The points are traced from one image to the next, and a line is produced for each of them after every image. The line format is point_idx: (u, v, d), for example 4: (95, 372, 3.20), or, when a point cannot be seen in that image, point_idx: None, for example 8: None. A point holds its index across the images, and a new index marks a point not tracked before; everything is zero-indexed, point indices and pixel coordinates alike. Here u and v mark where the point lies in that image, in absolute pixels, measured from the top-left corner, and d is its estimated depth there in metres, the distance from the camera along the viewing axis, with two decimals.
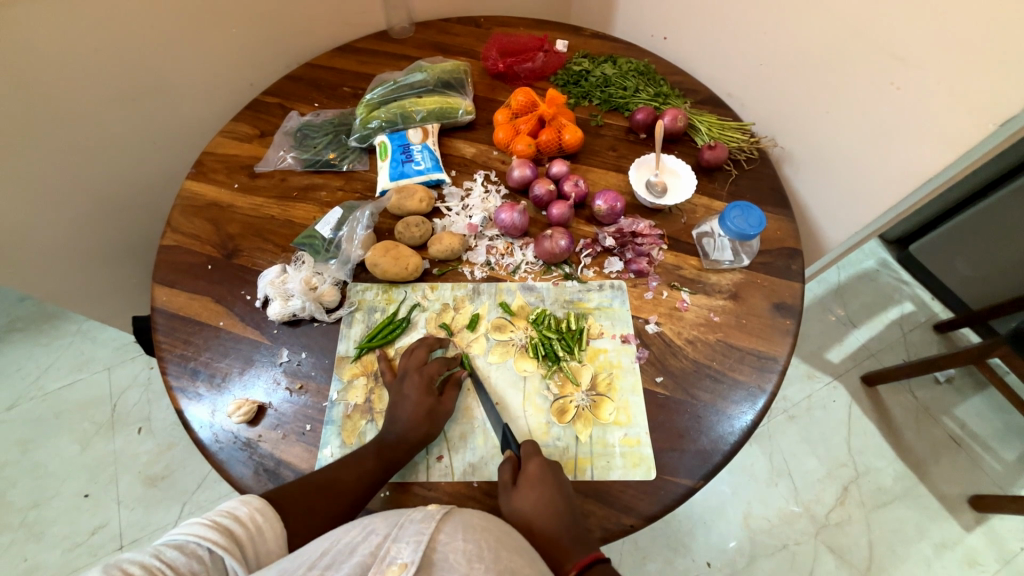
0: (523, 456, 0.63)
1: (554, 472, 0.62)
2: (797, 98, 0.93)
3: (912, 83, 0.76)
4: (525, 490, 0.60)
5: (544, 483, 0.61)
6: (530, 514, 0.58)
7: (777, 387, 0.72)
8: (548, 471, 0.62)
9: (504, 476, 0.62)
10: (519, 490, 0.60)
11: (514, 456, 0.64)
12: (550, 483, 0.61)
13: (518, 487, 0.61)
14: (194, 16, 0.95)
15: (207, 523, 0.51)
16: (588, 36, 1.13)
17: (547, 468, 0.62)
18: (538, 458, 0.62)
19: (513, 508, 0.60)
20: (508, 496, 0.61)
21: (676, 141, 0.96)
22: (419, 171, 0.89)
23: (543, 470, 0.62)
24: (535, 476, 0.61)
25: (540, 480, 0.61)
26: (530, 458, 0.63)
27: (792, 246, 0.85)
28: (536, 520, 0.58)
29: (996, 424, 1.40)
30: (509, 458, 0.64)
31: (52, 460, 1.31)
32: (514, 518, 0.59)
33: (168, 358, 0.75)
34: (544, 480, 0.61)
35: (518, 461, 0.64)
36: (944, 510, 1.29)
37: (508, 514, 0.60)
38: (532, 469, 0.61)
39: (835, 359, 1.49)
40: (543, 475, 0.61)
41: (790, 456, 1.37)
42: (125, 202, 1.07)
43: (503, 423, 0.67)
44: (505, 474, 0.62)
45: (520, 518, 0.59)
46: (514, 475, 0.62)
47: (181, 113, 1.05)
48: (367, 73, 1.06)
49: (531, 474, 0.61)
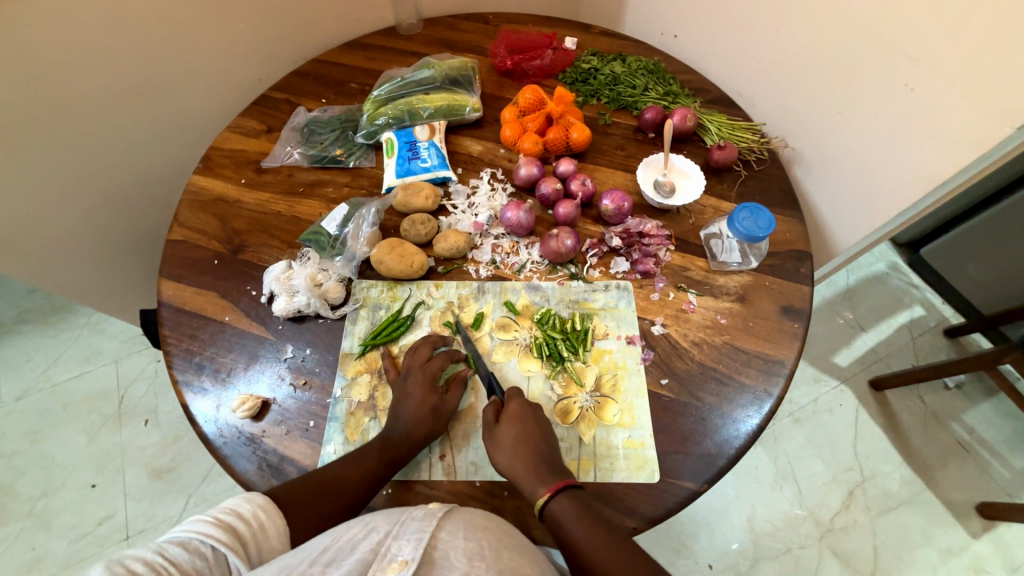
0: (505, 398, 0.67)
1: (535, 411, 0.66)
2: (809, 98, 0.91)
3: (926, 83, 0.74)
4: (507, 426, 0.64)
5: (524, 420, 0.65)
6: (511, 446, 0.62)
7: (783, 390, 0.72)
8: (529, 410, 0.66)
9: (487, 415, 0.66)
10: (501, 426, 0.64)
11: (498, 399, 0.68)
12: (530, 420, 0.65)
13: (500, 423, 0.65)
14: (202, 10, 0.95)
15: (209, 519, 0.51)
16: (597, 33, 1.12)
17: (528, 408, 0.66)
18: (519, 399, 0.67)
19: (494, 442, 0.63)
20: (490, 433, 0.64)
21: (684, 141, 0.95)
22: (425, 169, 0.89)
23: (524, 409, 0.66)
24: (516, 413, 0.65)
25: (520, 416, 0.65)
26: (511, 398, 0.67)
27: (802, 248, 0.83)
28: (516, 452, 0.62)
29: (1006, 431, 1.38)
30: (493, 400, 0.67)
31: (61, 450, 1.32)
32: (494, 449, 0.63)
33: (173, 352, 0.75)
34: (525, 417, 0.65)
35: (500, 403, 0.67)
36: (950, 517, 1.28)
37: (489, 448, 0.64)
38: (514, 406, 0.66)
39: (843, 363, 1.48)
40: (524, 413, 0.65)
41: (796, 461, 1.35)
42: (134, 196, 1.07)
43: (491, 377, 0.71)
44: (488, 412, 0.66)
45: (501, 449, 0.62)
46: (496, 414, 0.66)
47: (189, 108, 1.05)
48: (374, 70, 1.06)
49: (512, 411, 0.65)
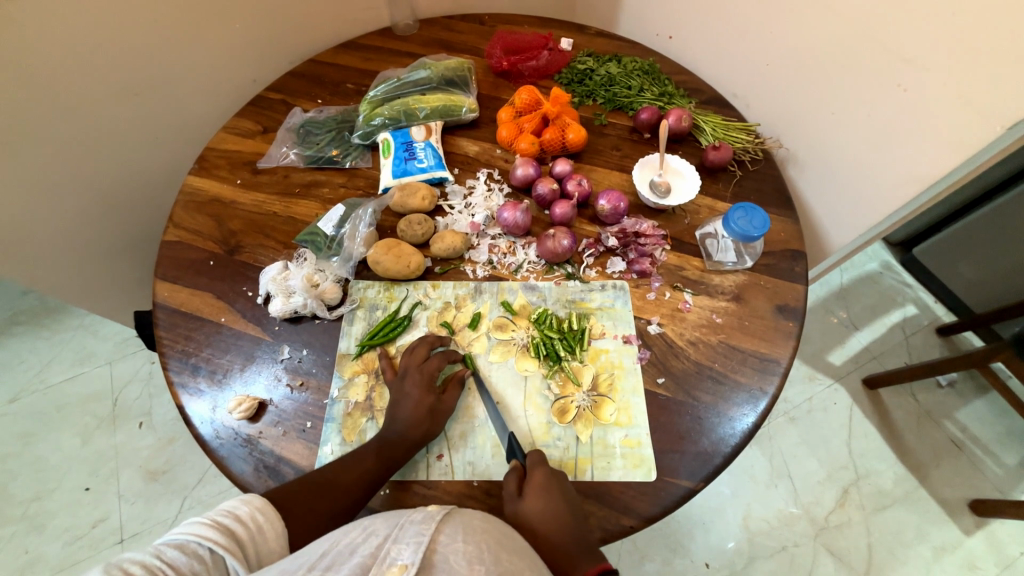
0: (528, 465, 0.63)
1: (560, 481, 0.62)
2: (802, 99, 0.92)
3: (918, 84, 0.75)
4: (531, 498, 0.60)
5: (550, 491, 0.60)
6: (538, 523, 0.57)
7: (778, 388, 0.72)
8: (554, 480, 0.62)
9: (509, 486, 0.61)
10: (526, 499, 0.60)
11: (520, 465, 0.63)
12: (556, 492, 0.61)
13: (524, 495, 0.60)
14: (198, 10, 0.95)
15: (207, 522, 0.51)
16: (592, 34, 1.12)
17: (553, 477, 0.62)
18: (543, 467, 0.62)
19: (518, 517, 0.59)
20: (514, 505, 0.60)
21: (679, 142, 0.95)
22: (421, 169, 0.89)
23: (549, 479, 0.61)
24: (541, 484, 0.61)
25: (546, 487, 0.61)
26: (535, 466, 0.63)
27: (796, 247, 0.84)
28: (543, 530, 0.57)
29: (998, 429, 1.39)
30: (515, 466, 0.63)
31: (54, 453, 1.31)
32: (519, 526, 0.58)
33: (168, 353, 0.75)
34: (551, 489, 0.61)
35: (523, 471, 0.63)
36: (944, 514, 1.29)
37: (514, 523, 0.59)
38: (538, 476, 0.61)
39: (837, 362, 1.49)
40: (549, 483, 0.61)
41: (791, 459, 1.36)
42: (127, 197, 1.07)
43: (512, 438, 0.66)
44: (511, 483, 0.61)
45: (526, 525, 0.58)
46: (519, 484, 0.62)
47: (184, 108, 1.05)
48: (370, 70, 1.06)
49: (537, 482, 0.61)
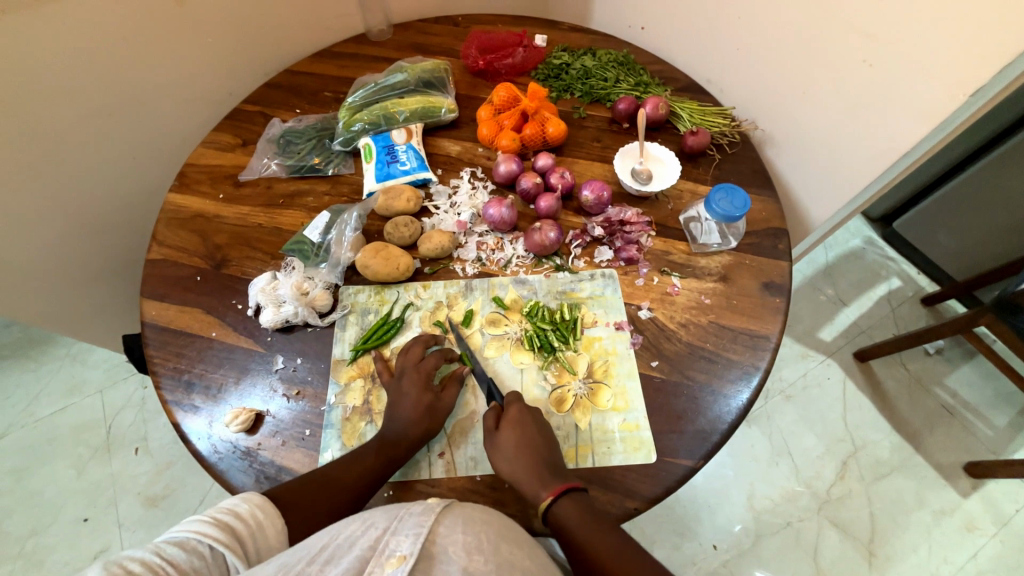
0: (505, 403, 0.67)
1: (534, 415, 0.66)
2: (775, 81, 0.94)
3: (883, 60, 0.77)
4: (507, 430, 0.63)
5: (524, 423, 0.64)
6: (513, 452, 0.61)
7: (770, 363, 0.74)
8: (528, 415, 0.65)
9: (487, 421, 0.65)
10: (501, 431, 0.63)
11: (497, 404, 0.67)
12: (530, 424, 0.64)
13: (500, 429, 0.64)
14: (169, 26, 0.94)
15: (207, 519, 0.51)
16: (566, 29, 1.13)
17: (527, 412, 0.65)
18: (519, 404, 0.66)
19: (495, 447, 0.63)
20: (491, 438, 0.64)
21: (658, 129, 0.97)
22: (405, 172, 0.89)
23: (524, 413, 0.65)
24: (515, 417, 0.64)
25: (520, 420, 0.64)
26: (512, 403, 0.66)
27: (778, 225, 0.86)
28: (517, 457, 0.61)
29: (987, 391, 1.43)
30: (492, 407, 0.66)
31: (49, 486, 1.29)
32: (496, 456, 0.62)
33: (161, 372, 0.74)
34: (525, 421, 0.64)
35: (500, 409, 0.67)
36: (941, 479, 1.32)
37: (490, 453, 0.63)
38: (514, 411, 0.65)
39: (828, 338, 1.52)
40: (524, 417, 0.65)
41: (790, 436, 1.38)
42: (108, 219, 1.05)
43: (491, 385, 0.70)
44: (488, 418, 0.65)
45: (502, 454, 0.62)
46: (497, 420, 0.65)
47: (160, 126, 1.04)
48: (347, 77, 1.06)
49: (512, 416, 0.64)
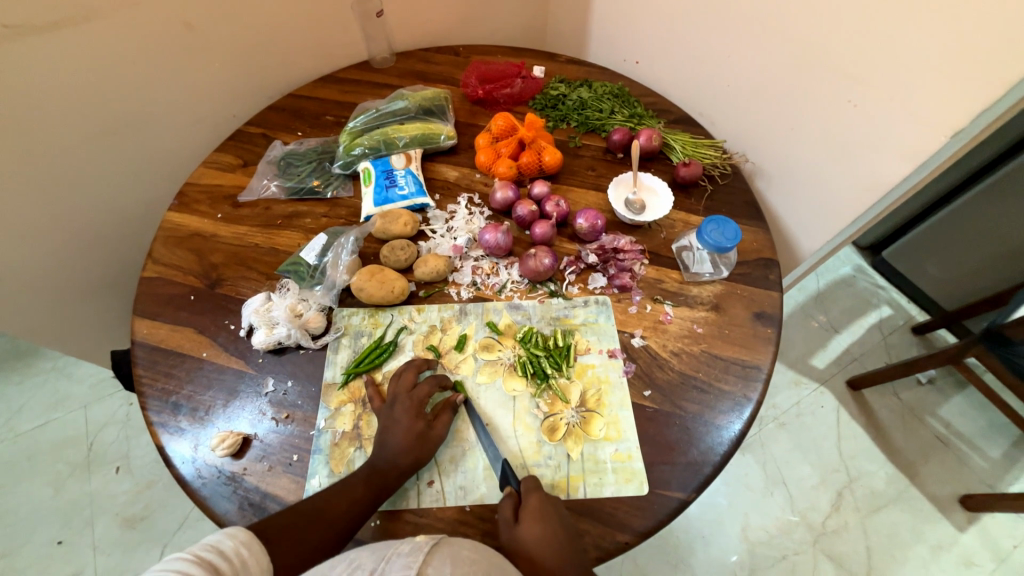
0: (523, 490, 0.62)
1: (555, 505, 0.61)
2: (764, 116, 0.98)
3: (867, 100, 0.81)
4: (529, 526, 0.58)
5: (546, 516, 0.59)
6: (536, 551, 0.56)
7: (762, 395, 0.74)
8: (549, 503, 0.61)
9: (506, 513, 0.60)
10: (522, 527, 0.58)
11: (515, 491, 0.62)
12: (553, 517, 0.59)
13: (521, 523, 0.59)
14: (178, 51, 0.97)
15: (189, 558, 0.49)
16: (564, 61, 1.17)
17: (548, 502, 0.61)
18: (538, 492, 0.61)
19: (515, 544, 0.58)
20: (510, 533, 0.59)
21: (651, 160, 0.99)
22: (402, 196, 0.91)
23: (544, 504, 0.60)
24: (536, 509, 0.59)
25: (542, 513, 0.59)
26: (530, 492, 0.61)
27: (768, 255, 0.87)
28: (543, 557, 0.56)
29: (980, 422, 1.43)
30: (509, 494, 0.62)
31: (24, 505, 1.25)
32: (517, 554, 0.57)
33: (148, 392, 0.73)
34: (546, 514, 0.59)
35: (518, 496, 0.62)
36: (936, 511, 1.31)
37: (510, 550, 0.58)
38: (533, 502, 0.60)
39: (821, 365, 1.52)
40: (544, 508, 0.60)
41: (784, 465, 1.37)
42: (104, 235, 1.06)
43: (505, 464, 0.65)
44: (507, 511, 0.60)
45: (525, 555, 0.57)
46: (515, 511, 0.60)
47: (163, 145, 1.06)
48: (349, 102, 1.09)
49: (533, 509, 0.59)
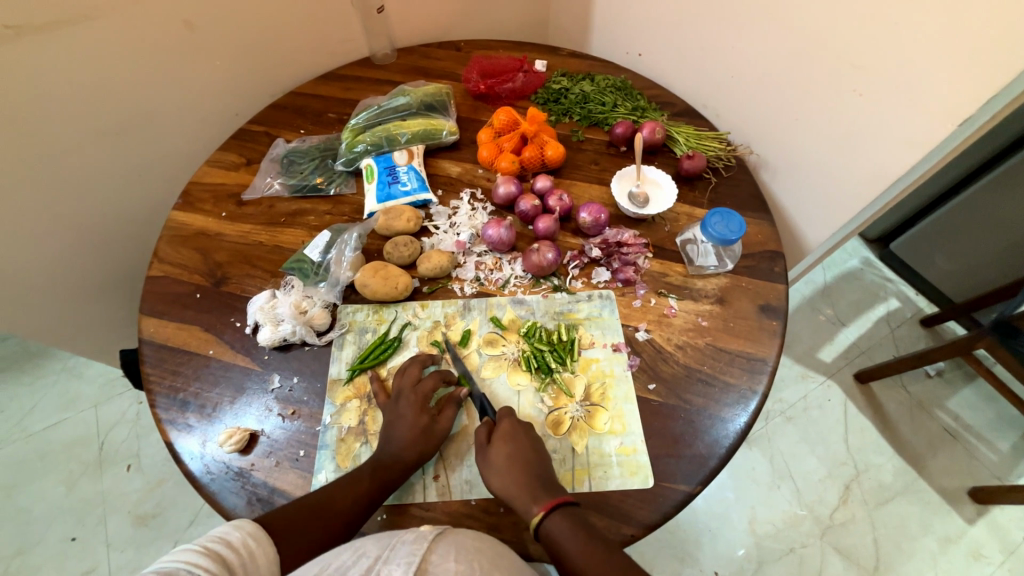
0: (497, 417, 0.67)
1: (526, 429, 0.66)
2: (768, 107, 0.97)
3: (873, 89, 0.80)
4: (499, 445, 0.64)
5: (516, 439, 0.64)
6: (505, 466, 0.62)
7: (767, 387, 0.73)
8: (520, 427, 0.66)
9: (479, 435, 0.65)
10: (493, 446, 0.64)
11: (489, 418, 0.67)
12: (522, 439, 0.65)
13: (493, 443, 0.64)
14: (180, 50, 0.97)
15: (199, 549, 0.49)
16: (566, 55, 1.16)
17: (519, 426, 0.66)
18: (511, 418, 0.67)
19: (486, 461, 0.63)
20: (483, 453, 0.64)
21: (655, 153, 0.99)
22: (405, 193, 0.91)
23: (515, 427, 0.66)
24: (507, 432, 0.65)
25: (512, 435, 0.65)
26: (504, 417, 0.67)
27: (774, 248, 0.87)
28: (509, 470, 0.62)
29: (990, 414, 1.41)
30: (485, 421, 0.67)
31: (38, 503, 1.27)
32: (488, 470, 0.63)
33: (156, 390, 0.74)
34: (516, 436, 0.65)
35: (493, 423, 0.67)
36: (945, 504, 1.30)
37: (482, 467, 0.64)
38: (505, 426, 0.65)
39: (827, 358, 1.51)
40: (515, 431, 0.65)
41: (791, 459, 1.36)
42: (111, 235, 1.07)
43: (484, 397, 0.71)
44: (480, 433, 0.65)
45: (494, 470, 0.62)
46: (489, 434, 0.66)
47: (167, 145, 1.06)
48: (351, 99, 1.09)
49: (504, 430, 0.65)
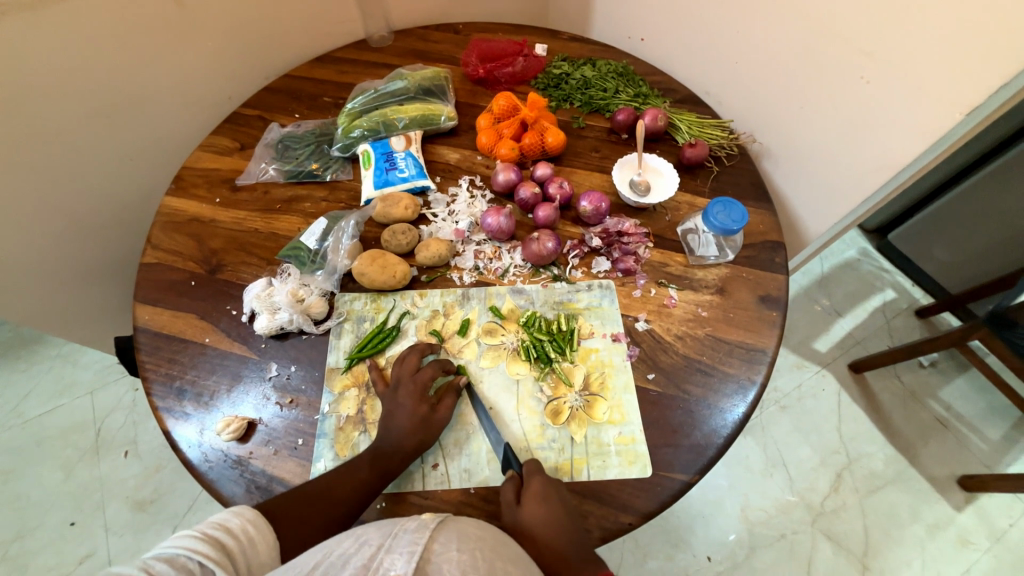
0: (525, 473, 0.62)
1: (557, 489, 0.61)
2: (772, 95, 0.95)
3: (880, 77, 0.78)
4: (531, 505, 0.59)
5: (549, 500, 0.59)
6: (538, 531, 0.56)
7: (766, 378, 0.73)
8: (552, 487, 0.61)
9: (507, 494, 0.60)
10: (524, 507, 0.58)
11: (517, 474, 0.63)
12: (555, 497, 0.60)
13: (523, 503, 0.59)
14: (169, 29, 0.94)
15: (198, 535, 0.50)
16: (566, 39, 1.14)
17: (551, 486, 0.61)
18: (541, 475, 0.62)
19: (517, 524, 0.57)
20: (512, 514, 0.59)
21: (657, 141, 0.97)
22: (403, 179, 0.89)
23: (547, 487, 0.60)
24: (539, 492, 0.60)
25: (544, 496, 0.59)
26: (533, 474, 0.62)
27: (775, 238, 0.86)
28: (545, 538, 0.55)
29: (981, 404, 1.43)
30: (511, 476, 0.62)
31: (36, 489, 1.27)
32: (519, 536, 0.56)
33: (152, 378, 0.73)
34: (549, 496, 0.59)
35: (520, 479, 0.62)
36: (934, 491, 1.32)
37: (512, 532, 0.57)
38: (536, 485, 0.60)
39: (823, 348, 1.52)
40: (547, 491, 0.60)
41: (785, 447, 1.38)
42: (102, 221, 1.05)
43: (508, 448, 0.66)
44: (509, 492, 0.60)
45: (526, 535, 0.56)
46: (517, 493, 0.61)
47: (158, 129, 1.04)
48: (347, 83, 1.06)
49: (536, 490, 0.60)
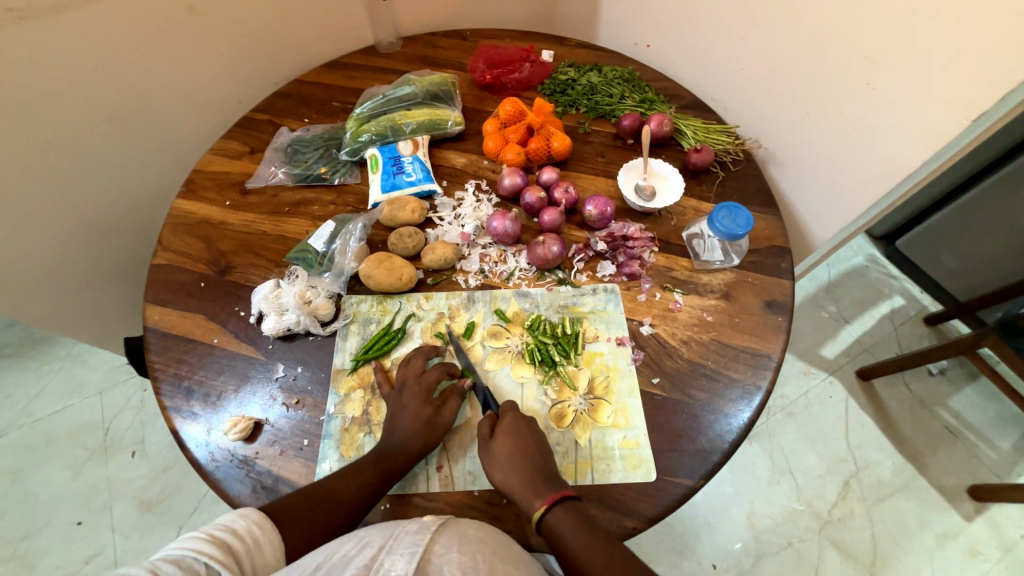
0: (500, 412, 0.67)
1: (528, 422, 0.66)
2: (778, 101, 0.95)
3: (886, 83, 0.78)
4: (502, 439, 0.64)
5: (519, 432, 0.65)
6: (506, 460, 0.62)
7: (771, 383, 0.73)
8: (523, 422, 0.66)
9: (482, 429, 0.66)
10: (496, 440, 0.64)
11: (493, 413, 0.68)
12: (526, 432, 0.65)
13: (495, 436, 0.64)
14: (183, 35, 0.96)
15: (205, 537, 0.51)
16: (573, 45, 1.15)
17: (522, 421, 0.66)
18: (514, 412, 0.67)
19: (489, 454, 0.63)
20: (485, 446, 0.64)
21: (662, 146, 0.98)
22: (410, 183, 0.90)
23: (519, 421, 0.66)
24: (510, 426, 0.65)
25: (515, 429, 0.65)
26: (507, 412, 0.67)
27: (781, 244, 0.86)
28: (511, 464, 0.62)
29: (991, 413, 1.41)
30: (487, 415, 0.67)
31: (45, 487, 1.28)
32: (490, 463, 0.63)
33: (161, 377, 0.74)
34: (520, 429, 0.65)
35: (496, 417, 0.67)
36: (943, 501, 1.30)
37: (484, 461, 0.64)
38: (508, 419, 0.66)
39: (830, 355, 1.51)
40: (518, 425, 0.65)
41: (791, 455, 1.37)
42: (114, 223, 1.07)
43: (486, 391, 0.71)
44: (483, 426, 0.65)
45: (496, 463, 0.62)
46: (491, 428, 0.66)
47: (170, 132, 1.06)
48: (356, 88, 1.08)
49: (507, 424, 0.65)
